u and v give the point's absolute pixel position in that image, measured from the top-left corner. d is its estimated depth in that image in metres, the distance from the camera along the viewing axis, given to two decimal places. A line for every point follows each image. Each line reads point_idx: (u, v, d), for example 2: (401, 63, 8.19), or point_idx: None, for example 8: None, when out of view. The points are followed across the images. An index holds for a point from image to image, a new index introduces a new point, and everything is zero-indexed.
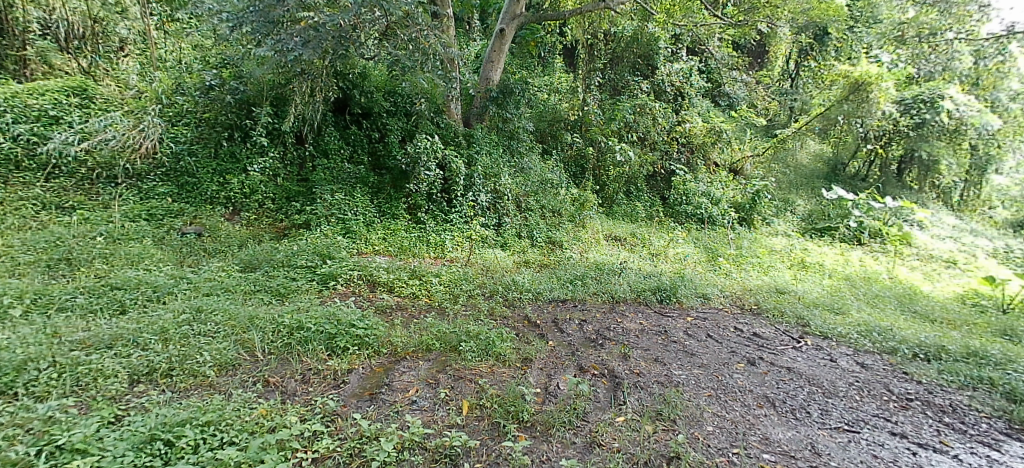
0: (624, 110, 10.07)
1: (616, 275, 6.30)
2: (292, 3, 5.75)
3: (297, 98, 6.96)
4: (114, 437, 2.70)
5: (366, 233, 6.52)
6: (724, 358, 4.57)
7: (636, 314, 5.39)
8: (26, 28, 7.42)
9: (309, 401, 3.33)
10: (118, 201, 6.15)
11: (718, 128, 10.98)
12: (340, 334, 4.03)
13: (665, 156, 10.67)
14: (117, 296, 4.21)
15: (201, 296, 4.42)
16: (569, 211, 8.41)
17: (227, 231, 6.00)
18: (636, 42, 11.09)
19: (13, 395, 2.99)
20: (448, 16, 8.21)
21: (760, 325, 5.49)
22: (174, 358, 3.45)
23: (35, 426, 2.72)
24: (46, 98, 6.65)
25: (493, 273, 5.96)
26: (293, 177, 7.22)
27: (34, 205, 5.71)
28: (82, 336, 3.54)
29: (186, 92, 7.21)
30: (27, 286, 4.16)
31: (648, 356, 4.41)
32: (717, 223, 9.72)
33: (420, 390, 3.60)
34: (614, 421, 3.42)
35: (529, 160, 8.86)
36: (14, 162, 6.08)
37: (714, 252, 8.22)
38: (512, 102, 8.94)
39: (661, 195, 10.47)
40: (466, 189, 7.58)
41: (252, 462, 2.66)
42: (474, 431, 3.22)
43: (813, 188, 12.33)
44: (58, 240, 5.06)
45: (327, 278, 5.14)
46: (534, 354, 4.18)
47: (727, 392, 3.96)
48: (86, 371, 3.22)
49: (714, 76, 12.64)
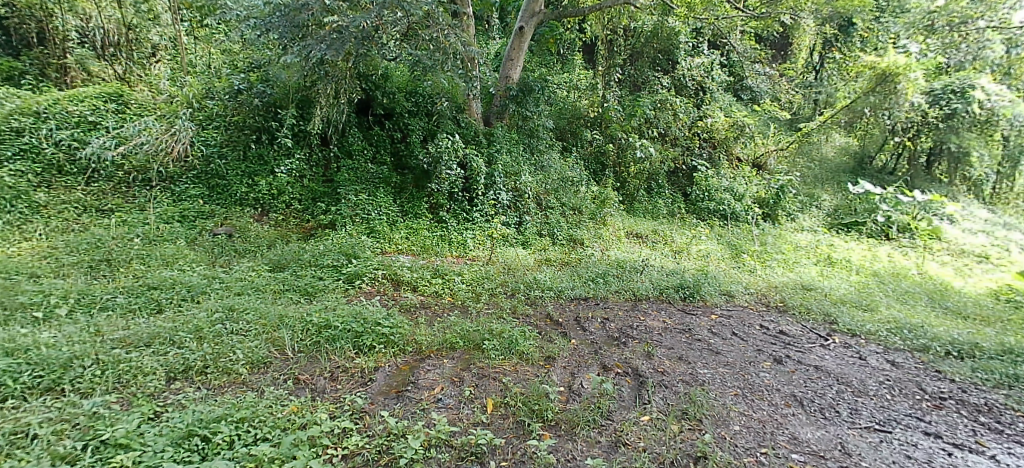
0: (643, 105, 10.03)
1: (637, 273, 6.27)
2: (317, 8, 5.84)
3: (322, 100, 7.06)
4: (154, 433, 2.78)
5: (388, 233, 6.61)
6: (749, 356, 4.52)
7: (659, 312, 5.38)
8: (65, 37, 7.84)
9: (337, 399, 3.39)
10: (153, 203, 6.34)
11: (740, 122, 10.87)
12: (367, 333, 4.10)
13: (687, 151, 10.61)
14: (154, 296, 4.34)
15: (233, 295, 4.54)
16: (590, 209, 8.40)
17: (256, 231, 6.15)
18: (655, 37, 10.97)
19: (61, 391, 3.12)
20: (468, 15, 8.22)
21: (787, 322, 5.42)
22: (208, 356, 3.55)
23: (81, 421, 2.83)
24: (84, 105, 6.91)
25: (515, 271, 5.98)
26: (318, 178, 7.34)
27: (76, 208, 5.93)
28: (122, 335, 3.66)
29: (217, 97, 7.31)
30: (71, 286, 4.31)
31: (672, 355, 4.39)
32: (739, 219, 9.61)
33: (445, 388, 3.65)
34: (640, 421, 3.42)
35: (550, 158, 8.83)
36: (57, 167, 6.32)
37: (738, 249, 8.15)
38: (532, 100, 8.91)
39: (683, 191, 10.43)
40: (487, 188, 7.60)
41: (285, 458, 2.73)
42: (500, 430, 3.25)
43: (839, 182, 12.13)
44: (99, 241, 5.24)
45: (352, 277, 5.23)
46: (557, 353, 4.20)
47: (754, 390, 3.93)
48: (126, 369, 3.33)
49: (736, 70, 12.42)
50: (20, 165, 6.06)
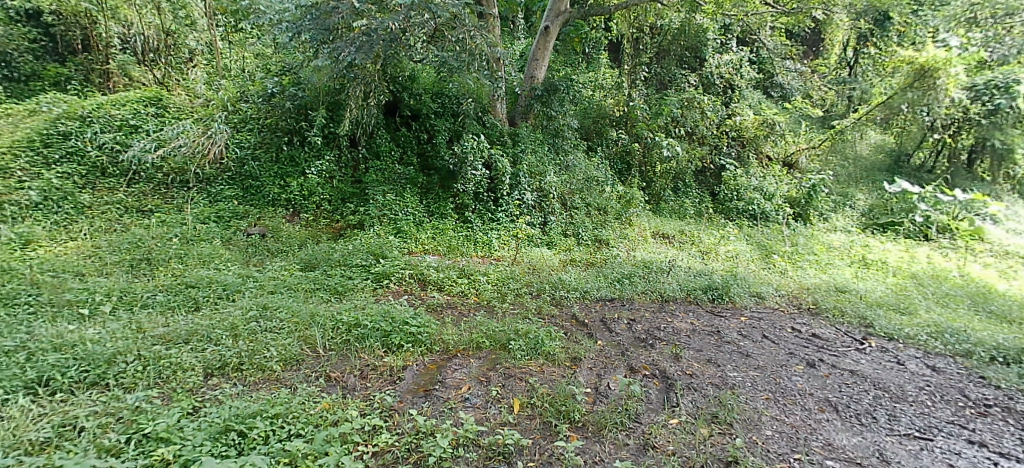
0: (670, 104, 9.90)
1: (664, 274, 6.20)
2: (346, 11, 5.98)
3: (351, 102, 7.17)
4: (192, 427, 2.86)
5: (415, 233, 6.68)
6: (781, 360, 4.43)
7: (686, 314, 5.31)
8: (108, 43, 8.25)
9: (367, 397, 3.45)
10: (190, 204, 6.53)
11: (770, 120, 10.67)
12: (395, 331, 4.16)
13: (715, 150, 10.44)
14: (192, 294, 4.48)
15: (266, 294, 4.65)
16: (615, 209, 8.34)
17: (288, 231, 6.28)
18: (682, 34, 10.78)
19: (106, 386, 3.24)
20: (493, 16, 8.26)
21: (820, 325, 5.30)
22: (244, 353, 3.65)
23: (125, 415, 2.93)
24: (126, 109, 7.20)
25: (540, 271, 5.98)
26: (347, 179, 7.46)
27: (118, 209, 6.14)
28: (162, 331, 3.79)
29: (250, 100, 7.47)
30: (114, 284, 4.48)
31: (701, 357, 4.33)
32: (769, 219, 9.48)
33: (472, 387, 3.67)
34: (668, 424, 3.39)
35: (574, 158, 8.79)
36: (101, 170, 6.57)
37: (768, 249, 8.00)
38: (557, 100, 8.85)
39: (711, 190, 10.28)
40: (512, 188, 7.61)
41: (318, 454, 2.78)
42: (527, 430, 3.26)
43: (874, 181, 11.80)
44: (139, 241, 5.42)
45: (380, 277, 5.30)
46: (583, 354, 4.19)
47: (786, 395, 3.85)
48: (166, 365, 3.43)
49: (766, 67, 12.12)
50: (66, 168, 6.33)
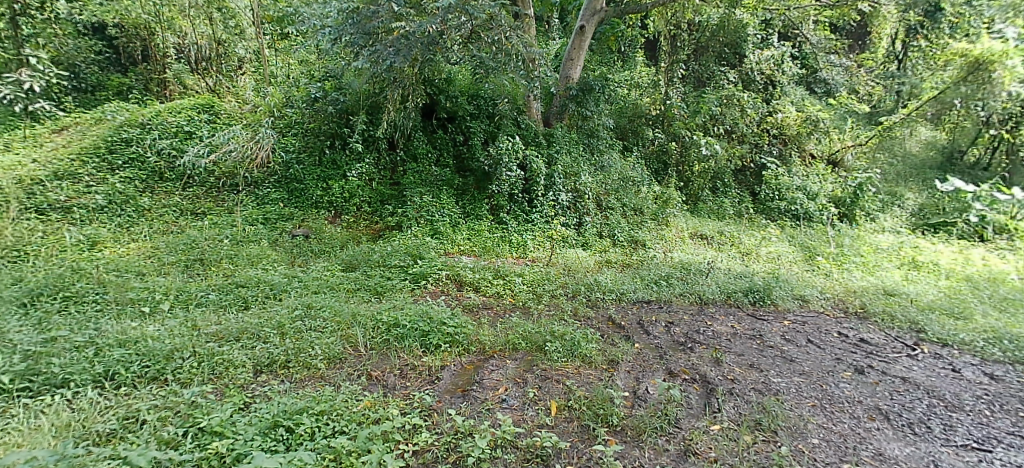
0: (709, 102, 9.64)
1: (703, 276, 6.10)
2: (386, 14, 6.14)
3: (390, 106, 7.30)
4: (244, 422, 2.98)
5: (451, 234, 6.76)
6: (828, 365, 4.30)
7: (727, 317, 5.20)
8: (165, 53, 8.67)
9: (407, 396, 3.51)
10: (239, 206, 6.78)
11: (814, 117, 10.33)
12: (433, 331, 4.22)
13: (755, 149, 10.21)
14: (242, 293, 4.65)
15: (310, 294, 4.78)
16: (651, 209, 8.24)
17: (330, 233, 6.46)
18: (721, 30, 10.43)
19: (165, 380, 3.40)
20: (529, 16, 8.26)
21: (868, 330, 5.11)
22: (290, 351, 3.77)
23: (182, 409, 3.08)
24: (181, 116, 7.58)
25: (575, 272, 5.98)
26: (385, 181, 7.61)
27: (174, 211, 6.42)
28: (215, 329, 3.95)
29: (295, 105, 7.65)
30: (171, 283, 4.70)
31: (743, 361, 4.24)
32: (813, 219, 9.23)
33: (509, 388, 3.70)
34: (710, 430, 3.34)
35: (610, 158, 8.72)
36: (159, 174, 6.90)
37: (811, 251, 7.77)
38: (592, 100, 8.78)
39: (751, 190, 10.11)
40: (547, 189, 7.61)
41: (361, 451, 2.85)
42: (565, 433, 3.27)
43: (925, 180, 11.31)
44: (193, 242, 5.66)
45: (418, 277, 5.39)
46: (621, 357, 4.16)
47: (834, 402, 3.73)
48: (219, 361, 3.58)
49: (808, 62, 11.72)
50: (128, 173, 6.68)
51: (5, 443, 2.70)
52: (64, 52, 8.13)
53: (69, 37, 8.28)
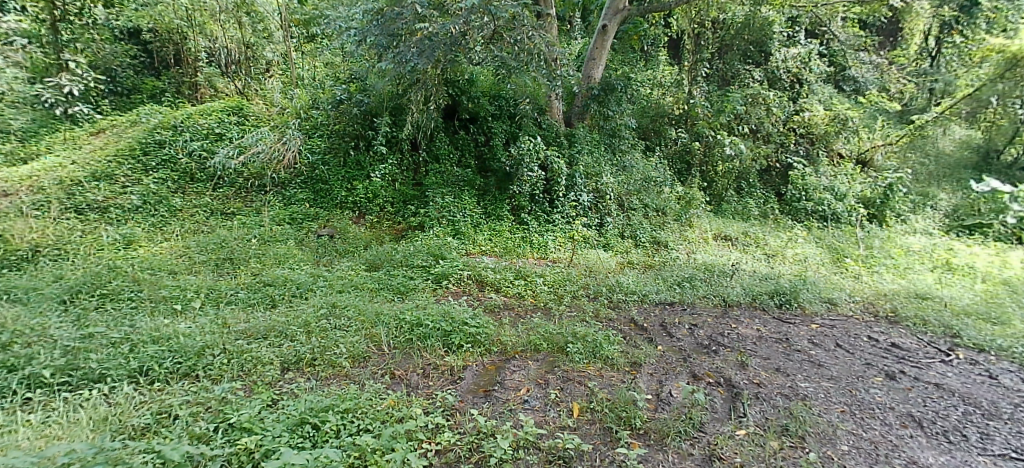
0: (734, 100, 9.46)
1: (728, 277, 6.00)
2: (409, 16, 6.19)
3: (413, 107, 7.36)
4: (272, 419, 3.03)
5: (473, 234, 6.79)
6: (857, 370, 4.20)
7: (752, 320, 5.11)
8: (197, 58, 8.96)
9: (429, 396, 3.54)
10: (267, 207, 6.90)
11: (843, 115, 10.03)
12: (455, 331, 4.25)
13: (782, 148, 10.02)
14: (269, 292, 4.74)
15: (335, 292, 4.85)
16: (674, 210, 8.16)
17: (354, 232, 6.54)
18: (747, 28, 10.24)
19: (196, 377, 3.48)
20: (551, 16, 8.24)
21: (900, 334, 4.98)
22: (316, 349, 3.83)
23: (213, 404, 3.15)
24: (212, 118, 7.77)
25: (597, 273, 5.95)
26: (408, 182, 7.68)
27: (205, 212, 6.56)
28: (244, 327, 4.03)
29: (321, 107, 7.78)
30: (202, 282, 4.81)
31: (769, 365, 4.17)
32: (841, 220, 9.04)
33: (531, 389, 3.70)
34: (735, 434, 3.29)
35: (632, 158, 8.66)
36: (190, 175, 7.07)
37: (840, 253, 7.60)
38: (614, 99, 8.71)
39: (777, 191, 10.01)
40: (568, 189, 7.59)
41: (385, 449, 2.88)
42: (587, 435, 3.25)
43: (959, 180, 10.82)
44: (223, 241, 5.79)
45: (440, 277, 5.43)
46: (643, 359, 4.13)
47: (864, 408, 3.65)
48: (248, 358, 3.66)
49: (836, 60, 11.42)
50: (161, 174, 6.87)
51: (47, 435, 2.81)
52: (100, 57, 8.45)
53: (106, 42, 8.57)
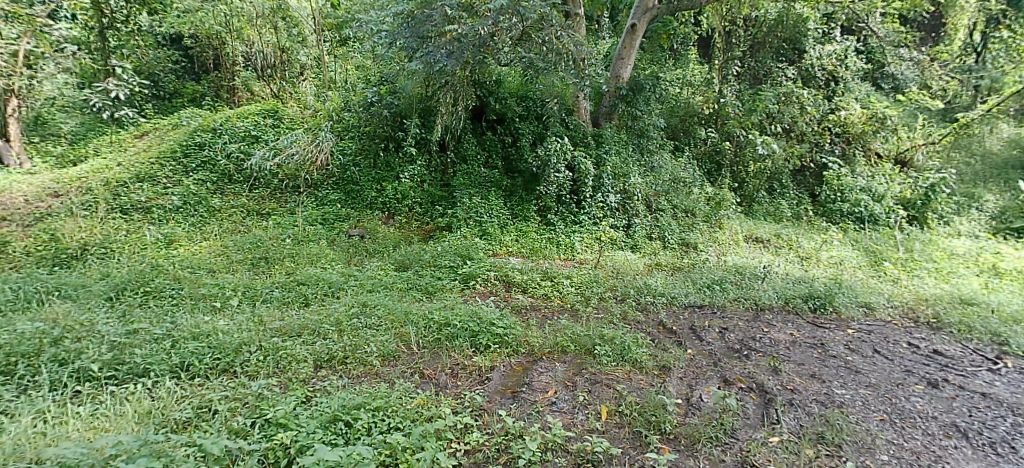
0: (766, 99, 9.23)
1: (759, 280, 5.88)
2: (439, 18, 6.23)
3: (442, 109, 7.41)
4: (306, 415, 3.10)
5: (500, 235, 6.81)
6: (897, 378, 4.07)
7: (785, 324, 5.00)
8: (235, 62, 9.33)
9: (458, 395, 3.57)
10: (300, 207, 7.05)
11: (881, 114, 9.73)
12: (483, 332, 4.27)
13: (816, 148, 9.77)
14: (302, 290, 4.85)
15: (366, 292, 4.93)
16: (704, 211, 8.03)
17: (383, 233, 6.63)
18: (780, 25, 10.03)
19: (234, 373, 3.58)
20: (580, 15, 8.19)
21: (943, 341, 4.80)
22: (348, 347, 3.90)
23: (250, 400, 3.24)
24: (248, 121, 7.98)
25: (624, 275, 5.90)
26: (436, 183, 7.76)
27: (242, 212, 6.74)
28: (279, 325, 4.13)
29: (353, 109, 7.80)
30: (239, 281, 4.95)
31: (804, 371, 4.07)
32: (878, 223, 8.83)
33: (559, 391, 3.69)
34: (768, 442, 3.23)
35: (660, 159, 8.55)
36: (228, 176, 7.28)
37: (878, 256, 7.37)
38: (643, 99, 8.66)
39: (811, 191, 9.78)
40: (595, 190, 7.54)
41: (416, 448, 2.92)
42: (616, 439, 3.23)
43: (1007, 181, 10.16)
44: (259, 241, 5.94)
45: (467, 277, 5.47)
46: (673, 363, 4.07)
47: (905, 417, 3.53)
48: (283, 355, 3.74)
49: (875, 57, 11.13)
50: (201, 175, 7.10)
51: (95, 427, 2.93)
52: (144, 62, 9.03)
53: (150, 48, 9.16)
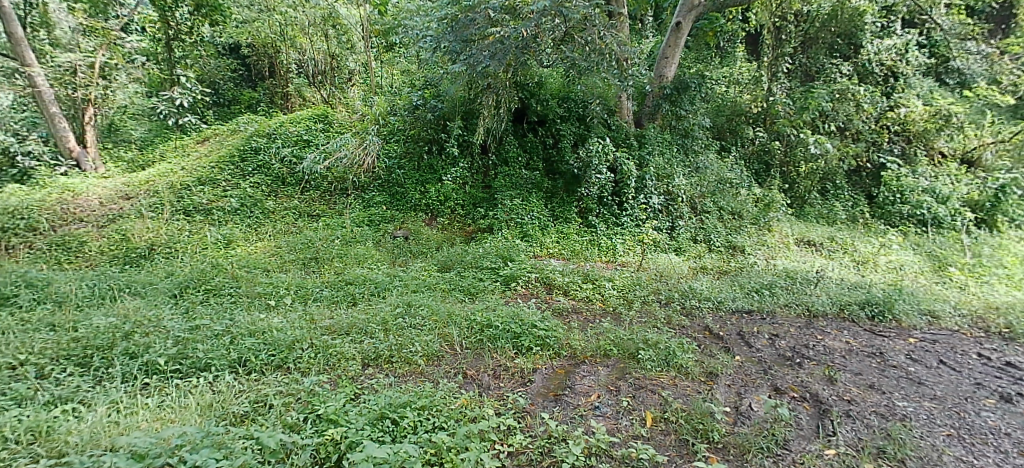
0: (819, 97, 8.87)
1: (812, 286, 5.66)
2: (483, 21, 6.29)
3: (484, 111, 7.46)
4: (355, 412, 3.18)
5: (541, 236, 6.80)
6: (965, 391, 3.84)
7: (840, 332, 4.79)
8: (288, 69, 9.78)
9: (501, 397, 3.59)
10: (348, 209, 7.25)
11: (946, 111, 9.07)
12: (525, 333, 4.28)
13: (873, 147, 9.33)
14: (350, 290, 4.98)
15: (411, 292, 5.02)
16: (752, 213, 7.80)
17: (427, 234, 6.74)
18: (834, 20, 9.62)
19: (287, 369, 3.72)
20: (623, 15, 8.08)
21: (1016, 353, 4.50)
22: (394, 347, 3.98)
23: (302, 396, 3.35)
24: (300, 126, 8.28)
25: (668, 278, 5.79)
26: (478, 185, 7.83)
27: (293, 213, 6.98)
28: (328, 323, 4.25)
29: (398, 113, 8.00)
30: (291, 280, 5.12)
31: (861, 381, 3.90)
32: (943, 226, 8.38)
33: (602, 395, 3.65)
34: (824, 454, 3.10)
35: (706, 159, 8.34)
36: (281, 179, 7.56)
37: (942, 261, 6.98)
38: (688, 98, 8.46)
39: (867, 192, 9.39)
40: (638, 192, 7.43)
41: (460, 448, 2.94)
42: (661, 446, 3.17)
43: None
44: (309, 242, 6.14)
45: (509, 279, 5.49)
46: (720, 369, 3.97)
47: (974, 432, 3.33)
48: (333, 353, 3.86)
49: (938, 51, 10.58)
50: (257, 178, 7.40)
51: (161, 418, 3.08)
52: (207, 71, 9.68)
53: (211, 57, 9.78)
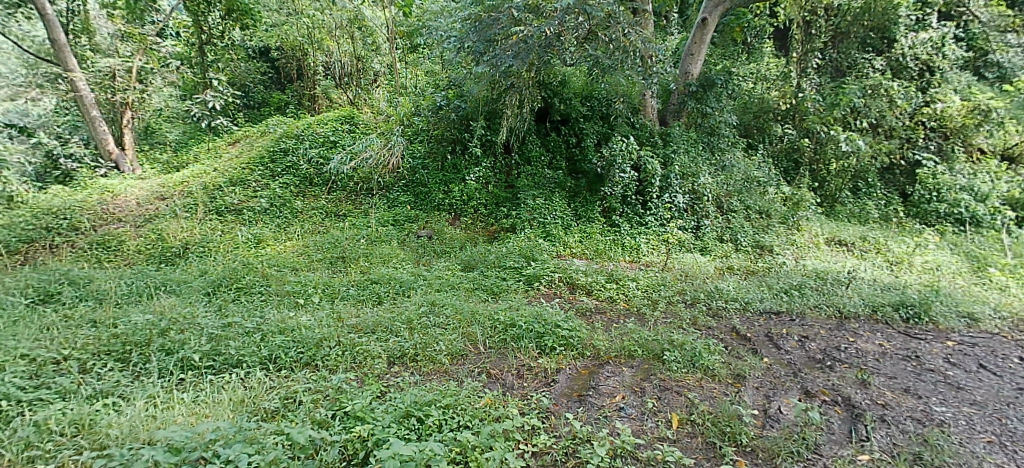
0: (851, 93, 8.63)
1: (843, 286, 5.52)
2: (506, 21, 6.29)
3: (508, 111, 7.46)
4: (382, 409, 3.22)
5: (564, 236, 6.78)
6: (1006, 396, 3.70)
7: (873, 334, 4.66)
8: (315, 72, 10.28)
9: (525, 396, 3.59)
10: (373, 209, 7.34)
11: (985, 105, 8.73)
12: (548, 333, 4.27)
13: (907, 144, 9.06)
14: (376, 289, 5.04)
15: (434, 291, 5.06)
16: (780, 212, 7.65)
17: (450, 234, 6.78)
18: (867, 14, 9.22)
19: (315, 366, 3.78)
20: (647, 12, 7.96)
21: None
22: (418, 345, 4.02)
23: (330, 393, 3.40)
24: (327, 127, 8.42)
25: (694, 278, 5.71)
26: (501, 184, 7.84)
27: (320, 213, 7.10)
28: (355, 322, 4.31)
29: (422, 113, 8.00)
30: (318, 279, 5.21)
31: (896, 386, 3.78)
32: (983, 225, 8.13)
33: (627, 396, 3.63)
34: (857, 460, 3.03)
35: (732, 157, 8.19)
36: (308, 179, 7.70)
37: (982, 261, 6.74)
38: (713, 95, 8.31)
39: (902, 191, 9.15)
40: (662, 190, 7.35)
41: (484, 447, 2.95)
42: (688, 448, 3.14)
43: None
44: (335, 241, 6.23)
45: (532, 278, 5.49)
46: (748, 371, 3.90)
47: (1016, 440, 3.21)
48: (359, 351, 3.91)
49: (977, 44, 10.14)
50: (285, 179, 7.55)
51: (196, 413, 3.17)
52: (238, 74, 9.91)
53: (241, 60, 10.02)
